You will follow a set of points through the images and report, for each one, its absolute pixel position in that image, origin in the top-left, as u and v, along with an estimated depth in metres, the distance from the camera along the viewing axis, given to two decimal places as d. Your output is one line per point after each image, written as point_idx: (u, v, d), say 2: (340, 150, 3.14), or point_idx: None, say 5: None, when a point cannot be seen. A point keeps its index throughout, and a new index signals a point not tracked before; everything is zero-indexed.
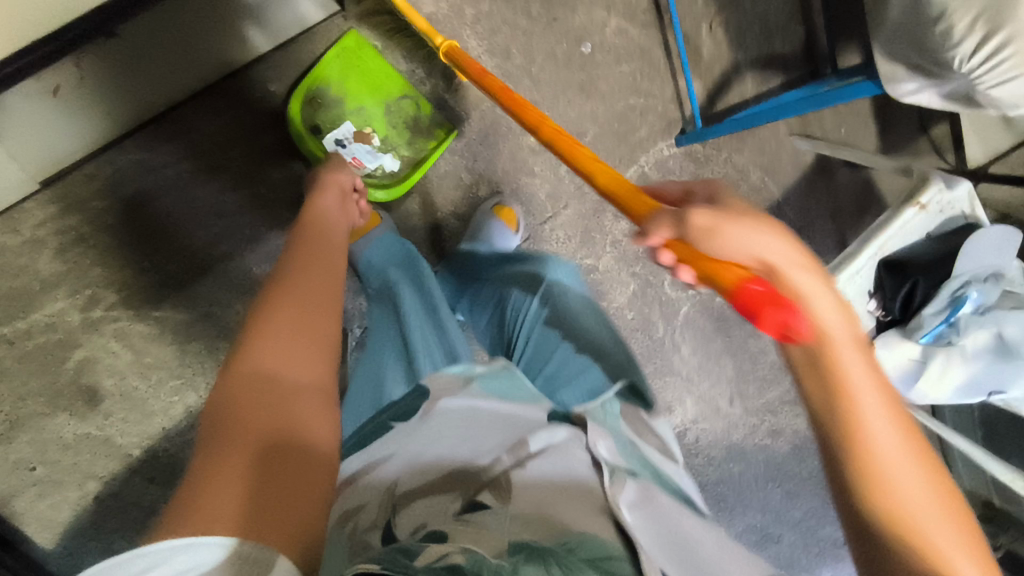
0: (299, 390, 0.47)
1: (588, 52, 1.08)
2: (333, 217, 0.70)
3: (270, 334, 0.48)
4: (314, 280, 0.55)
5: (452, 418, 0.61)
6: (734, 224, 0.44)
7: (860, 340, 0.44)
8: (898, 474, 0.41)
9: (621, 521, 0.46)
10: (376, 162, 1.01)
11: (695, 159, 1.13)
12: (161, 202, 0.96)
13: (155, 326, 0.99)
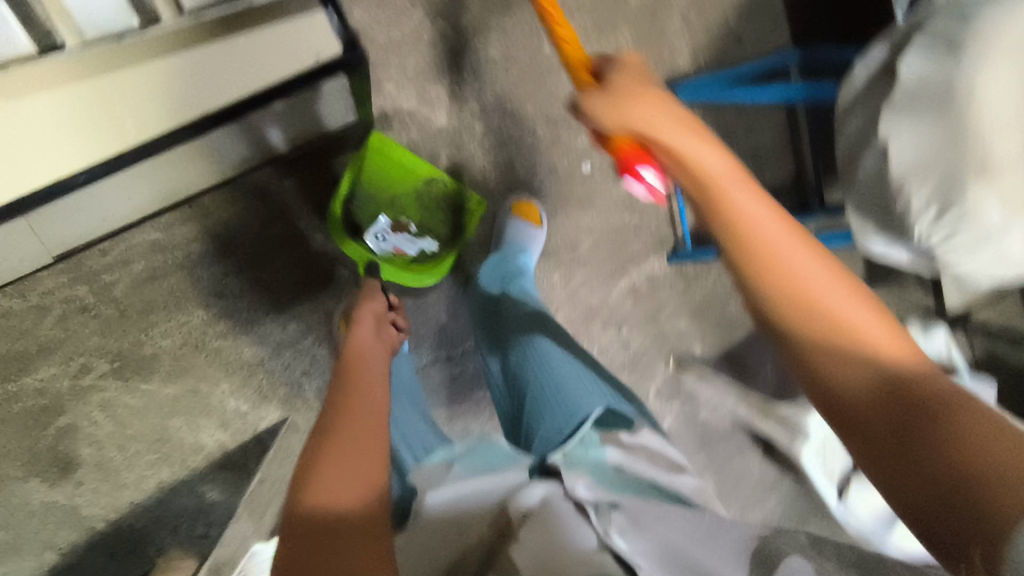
0: (351, 497, 0.50)
1: (587, 171, 1.14)
2: (371, 348, 0.75)
3: (327, 455, 0.52)
4: (350, 409, 0.58)
5: (441, 514, 0.57)
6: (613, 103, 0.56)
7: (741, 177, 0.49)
8: (801, 274, 0.45)
9: (619, 554, 0.50)
10: (416, 246, 1.03)
11: (685, 276, 1.20)
12: (167, 280, 1.00)
13: (141, 399, 1.00)
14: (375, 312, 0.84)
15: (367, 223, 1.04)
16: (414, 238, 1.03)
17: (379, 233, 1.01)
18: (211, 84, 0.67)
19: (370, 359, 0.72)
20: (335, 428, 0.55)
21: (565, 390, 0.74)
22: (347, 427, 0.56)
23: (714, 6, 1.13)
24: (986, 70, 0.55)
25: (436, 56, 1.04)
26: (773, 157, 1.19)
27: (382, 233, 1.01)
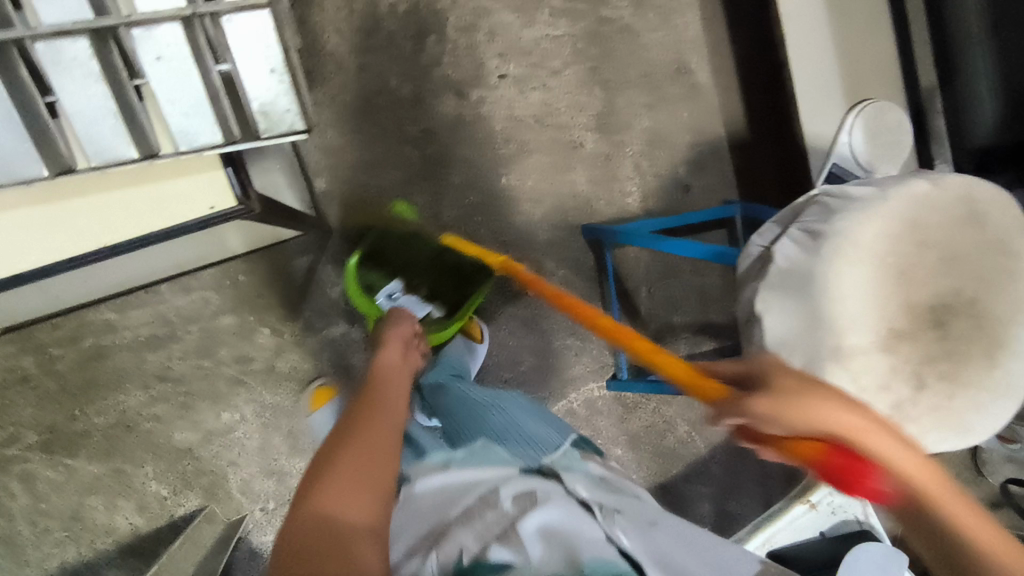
0: (358, 529, 0.45)
1: (534, 293, 1.19)
2: (395, 369, 0.71)
3: (332, 485, 0.48)
4: (352, 449, 0.51)
5: (431, 495, 0.61)
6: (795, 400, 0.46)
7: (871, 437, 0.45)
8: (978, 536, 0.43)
9: (626, 552, 0.54)
10: (425, 310, 1.03)
11: (624, 403, 1.22)
12: (111, 359, 1.03)
13: (62, 474, 1.02)
14: (405, 337, 0.83)
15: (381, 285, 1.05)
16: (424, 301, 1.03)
17: (391, 293, 1.02)
18: (210, 247, 0.95)
19: (402, 390, 0.67)
20: (332, 470, 0.49)
21: (535, 426, 0.76)
22: (343, 471, 0.49)
23: (664, 156, 1.23)
24: (836, 267, 0.59)
25: (400, 177, 1.12)
26: (716, 297, 1.24)
27: (396, 293, 1.02)
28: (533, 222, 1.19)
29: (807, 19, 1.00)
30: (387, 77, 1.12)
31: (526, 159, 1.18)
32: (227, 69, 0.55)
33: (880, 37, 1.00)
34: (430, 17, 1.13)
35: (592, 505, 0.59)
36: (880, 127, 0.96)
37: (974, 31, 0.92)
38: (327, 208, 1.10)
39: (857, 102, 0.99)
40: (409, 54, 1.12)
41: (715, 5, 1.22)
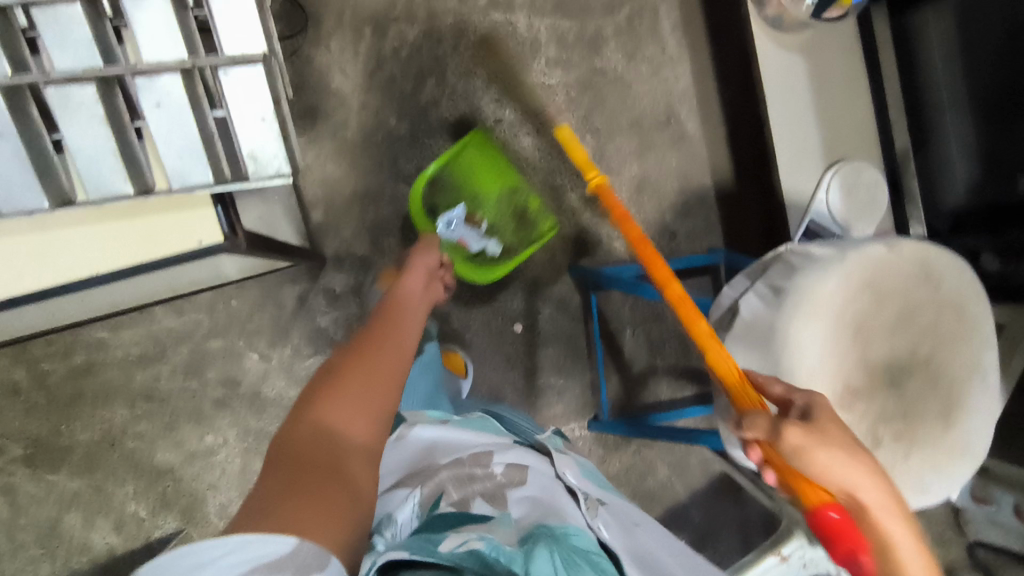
0: (353, 442, 0.50)
1: (519, 331, 1.22)
2: (412, 297, 0.78)
3: (341, 393, 0.53)
4: (362, 367, 0.56)
5: (424, 447, 0.71)
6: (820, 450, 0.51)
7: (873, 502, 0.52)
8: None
9: (607, 545, 0.57)
10: (481, 244, 1.11)
11: (604, 443, 1.23)
12: (100, 376, 1.05)
13: (43, 488, 1.03)
14: (429, 268, 0.89)
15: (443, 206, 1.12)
16: (482, 236, 1.12)
17: (452, 217, 1.09)
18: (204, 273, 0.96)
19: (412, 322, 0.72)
20: (342, 380, 0.54)
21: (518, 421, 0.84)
22: (351, 383, 0.54)
23: (651, 203, 1.27)
24: (796, 321, 0.62)
25: (394, 211, 1.15)
26: None
27: (453, 221, 1.09)
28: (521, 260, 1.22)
29: (791, 80, 1.04)
30: (387, 115, 1.16)
31: None
32: (223, 114, 0.55)
33: (856, 101, 1.05)
34: (430, 62, 1.18)
35: (576, 493, 0.64)
36: (852, 185, 1.01)
37: (943, 97, 0.97)
38: (321, 238, 1.13)
39: (831, 163, 1.04)
40: (408, 94, 1.17)
41: (704, 61, 1.28)
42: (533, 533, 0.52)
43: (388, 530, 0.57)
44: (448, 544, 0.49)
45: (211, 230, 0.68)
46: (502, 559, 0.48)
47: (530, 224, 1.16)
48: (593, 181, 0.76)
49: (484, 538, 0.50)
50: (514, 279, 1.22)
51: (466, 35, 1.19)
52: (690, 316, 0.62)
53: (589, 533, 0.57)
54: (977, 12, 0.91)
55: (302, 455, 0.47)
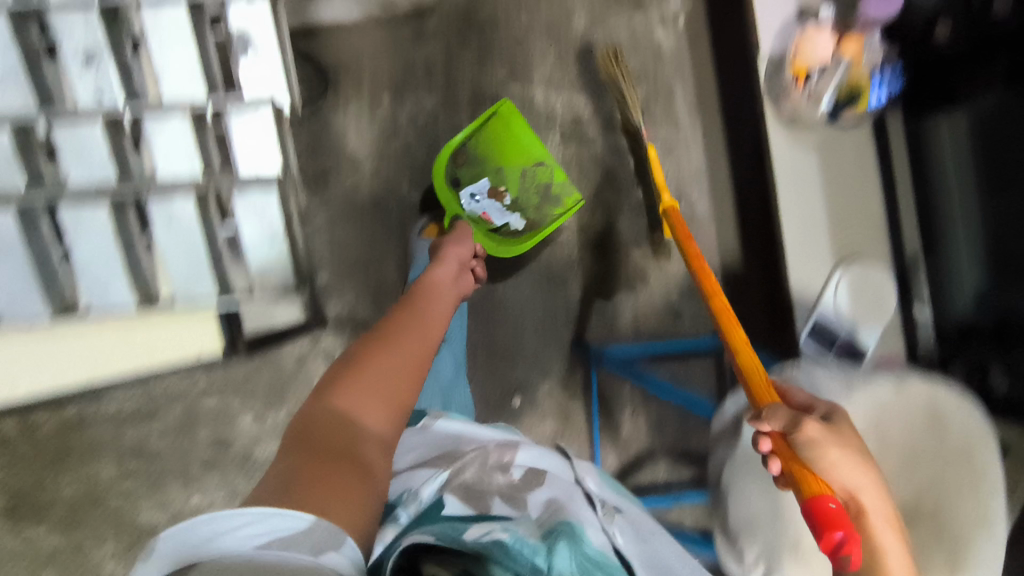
0: (365, 434, 0.62)
1: (518, 404, 1.21)
2: (441, 285, 0.86)
3: (356, 387, 0.65)
4: (379, 364, 0.68)
5: (444, 437, 0.77)
6: (838, 449, 0.59)
7: (876, 508, 0.60)
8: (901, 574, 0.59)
9: (620, 550, 0.57)
10: (503, 219, 1.15)
11: None
12: (90, 431, 1.04)
13: (22, 542, 1.01)
14: (461, 260, 0.93)
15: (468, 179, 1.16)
16: (505, 211, 1.15)
17: (474, 194, 1.15)
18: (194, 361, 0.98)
19: (440, 315, 0.81)
20: (359, 376, 0.66)
21: None
22: (364, 378, 0.66)
23: (658, 282, 1.27)
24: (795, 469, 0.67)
25: (400, 277, 1.15)
26: (699, 425, 1.24)
27: (478, 197, 1.14)
28: (523, 331, 1.21)
29: (803, 178, 1.05)
30: (399, 181, 1.16)
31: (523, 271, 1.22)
32: None
33: (868, 202, 1.05)
34: (446, 129, 1.18)
35: (593, 499, 0.66)
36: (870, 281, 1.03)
37: (954, 206, 0.96)
38: (325, 300, 1.13)
39: (839, 260, 1.05)
40: (422, 161, 1.17)
41: (719, 143, 1.28)
42: (555, 530, 0.51)
43: (407, 508, 0.62)
44: (471, 534, 0.50)
45: (210, 341, 0.82)
46: (525, 551, 0.47)
47: (555, 201, 1.16)
48: (667, 204, 0.98)
49: (508, 530, 0.50)
50: (516, 351, 1.21)
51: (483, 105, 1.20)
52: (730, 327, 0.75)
53: (602, 536, 0.57)
54: (997, 134, 0.89)
55: (321, 442, 0.59)
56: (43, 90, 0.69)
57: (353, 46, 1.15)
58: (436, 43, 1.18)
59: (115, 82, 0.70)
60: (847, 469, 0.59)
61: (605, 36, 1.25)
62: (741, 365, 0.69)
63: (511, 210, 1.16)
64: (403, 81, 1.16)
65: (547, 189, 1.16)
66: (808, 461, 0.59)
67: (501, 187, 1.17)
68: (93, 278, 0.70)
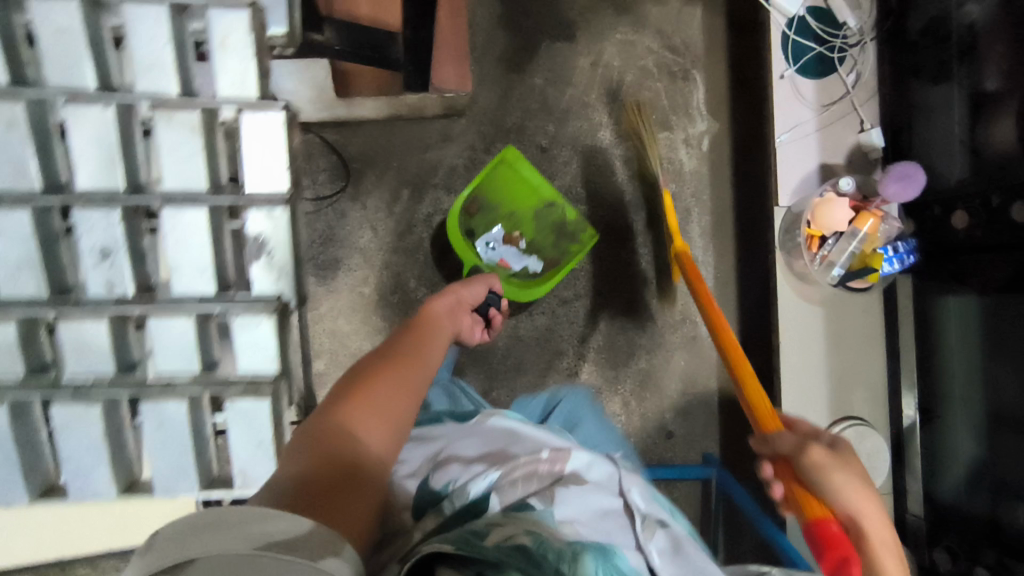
0: (369, 450, 0.61)
1: None
2: (439, 315, 0.88)
3: (363, 406, 0.64)
4: (384, 384, 0.67)
5: (494, 431, 0.87)
6: (840, 469, 0.64)
7: (876, 528, 0.63)
8: None
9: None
10: (521, 263, 1.21)
11: None
12: None
13: None
14: (459, 298, 0.95)
15: (484, 228, 1.23)
16: (521, 255, 1.21)
17: (490, 242, 1.21)
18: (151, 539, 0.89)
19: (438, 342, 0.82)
20: (364, 393, 0.65)
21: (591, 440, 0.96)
22: (371, 393, 0.65)
23: (653, 400, 1.26)
24: None
25: None
26: None
27: (493, 243, 1.21)
28: None
29: (804, 334, 1.05)
30: (407, 278, 1.16)
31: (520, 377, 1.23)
32: None
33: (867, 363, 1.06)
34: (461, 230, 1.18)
35: (634, 513, 0.74)
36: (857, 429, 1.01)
37: (956, 392, 0.95)
38: (318, 389, 1.12)
39: (839, 419, 1.04)
40: (432, 259, 1.17)
41: (730, 270, 1.29)
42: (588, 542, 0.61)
43: (454, 499, 0.68)
44: (493, 540, 0.54)
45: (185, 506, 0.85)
46: (551, 556, 0.54)
47: (570, 238, 1.21)
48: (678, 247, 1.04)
49: (532, 534, 0.57)
50: None
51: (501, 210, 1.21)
52: (743, 373, 0.81)
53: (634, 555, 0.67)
54: (1006, 329, 0.87)
55: (325, 457, 0.57)
56: (59, 280, 0.63)
57: (378, 143, 1.16)
58: (461, 144, 1.19)
59: (128, 275, 0.62)
60: (850, 487, 0.64)
61: (628, 152, 1.26)
62: (748, 399, 0.78)
63: (527, 252, 1.23)
64: (424, 180, 1.17)
65: (561, 228, 1.21)
66: (805, 483, 0.66)
67: (515, 231, 1.24)
68: (70, 466, 0.64)
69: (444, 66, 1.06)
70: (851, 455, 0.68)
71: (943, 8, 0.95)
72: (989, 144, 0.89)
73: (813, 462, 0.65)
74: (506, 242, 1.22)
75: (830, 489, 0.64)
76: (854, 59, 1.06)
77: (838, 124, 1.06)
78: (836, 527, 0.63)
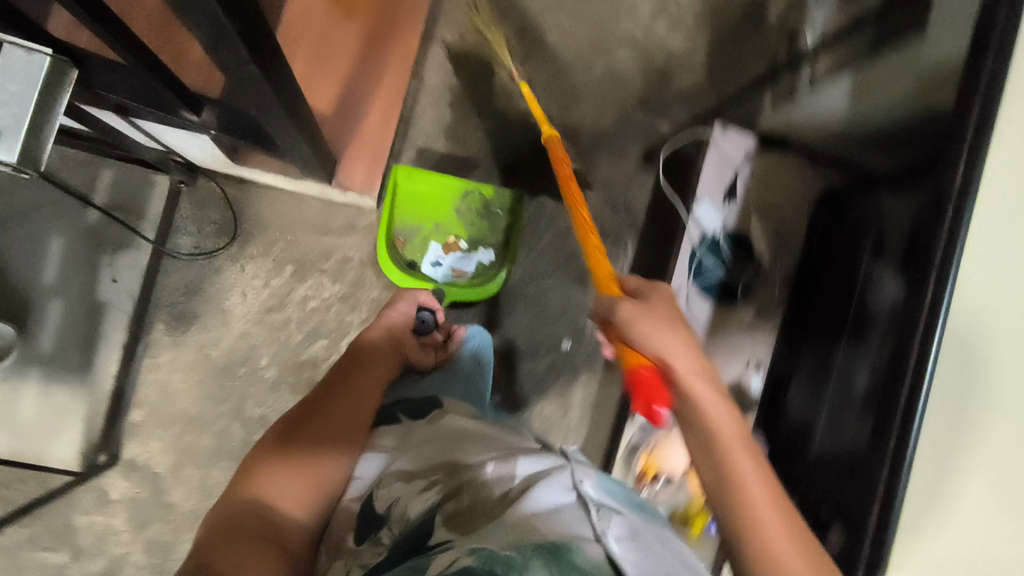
0: (286, 514, 0.66)
1: None
2: (380, 349, 0.88)
3: (273, 473, 0.69)
4: (298, 442, 0.72)
5: (443, 431, 0.74)
6: (639, 319, 0.69)
7: (692, 368, 0.67)
8: (731, 449, 0.63)
9: (614, 560, 0.50)
10: (471, 262, 1.16)
11: None
12: None
13: None
14: (392, 331, 0.91)
15: (417, 253, 1.15)
16: (467, 254, 1.17)
17: (435, 260, 1.15)
18: None
19: (375, 378, 0.83)
20: (279, 454, 0.71)
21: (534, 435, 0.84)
22: (287, 457, 0.70)
23: None
24: None
25: (215, 447, 1.08)
26: None
27: (439, 261, 1.15)
28: None
29: None
30: (259, 354, 1.11)
31: None
32: None
33: None
34: (332, 324, 1.13)
35: (587, 502, 0.58)
36: None
37: None
38: (124, 440, 1.06)
39: None
40: (293, 344, 1.12)
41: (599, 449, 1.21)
42: (544, 543, 0.50)
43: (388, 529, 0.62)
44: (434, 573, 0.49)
45: None
46: (498, 569, 0.47)
47: (503, 213, 1.18)
48: (546, 132, 0.96)
49: (477, 551, 0.50)
50: None
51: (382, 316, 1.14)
52: (596, 260, 0.80)
53: (586, 541, 0.52)
54: None
55: (238, 523, 0.63)
56: None
57: (278, 211, 1.12)
58: (363, 238, 1.14)
59: None
60: (659, 339, 0.68)
61: (532, 298, 1.21)
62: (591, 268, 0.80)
63: (471, 248, 1.17)
64: (311, 262, 1.13)
65: (487, 208, 1.17)
66: (625, 337, 0.70)
67: (450, 238, 1.16)
68: None
69: (356, 165, 1.06)
70: (663, 310, 0.71)
71: (850, 283, 0.90)
72: (830, 444, 0.81)
73: (623, 318, 0.70)
74: (449, 250, 1.16)
75: (636, 340, 0.69)
76: (759, 292, 1.02)
77: (728, 348, 1.01)
78: (650, 369, 0.68)
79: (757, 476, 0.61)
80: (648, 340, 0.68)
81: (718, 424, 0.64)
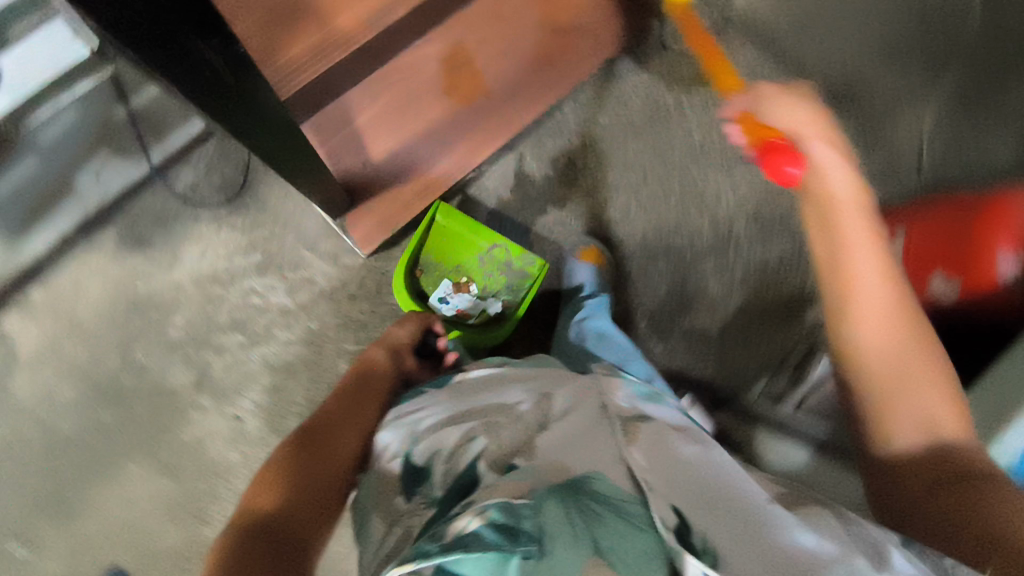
0: (290, 519, 0.63)
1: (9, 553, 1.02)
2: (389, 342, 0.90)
3: (271, 488, 0.67)
4: (293, 459, 0.69)
5: (474, 382, 0.74)
6: (781, 103, 0.82)
7: (841, 155, 0.77)
8: (858, 253, 0.70)
9: (636, 480, 0.53)
10: (478, 308, 1.09)
11: None
12: None
13: None
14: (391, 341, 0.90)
15: (429, 289, 1.11)
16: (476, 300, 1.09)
17: (444, 296, 1.10)
18: None
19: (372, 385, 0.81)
20: (275, 474, 0.68)
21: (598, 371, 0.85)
22: (281, 475, 0.68)
23: None
24: None
25: (79, 365, 1.06)
26: None
27: (448, 297, 1.09)
28: (85, 517, 1.03)
29: None
30: (177, 309, 1.08)
31: (153, 483, 1.05)
32: None
33: None
34: (258, 328, 1.09)
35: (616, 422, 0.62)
36: None
37: None
38: (12, 309, 1.07)
39: None
40: (212, 321, 1.08)
41: None
42: (551, 490, 0.51)
43: (433, 477, 0.61)
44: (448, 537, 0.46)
45: None
46: (513, 523, 0.47)
47: (523, 274, 1.10)
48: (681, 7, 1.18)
49: (485, 507, 0.48)
50: (61, 524, 1.03)
51: (305, 349, 1.09)
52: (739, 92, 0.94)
53: (613, 470, 0.55)
54: None
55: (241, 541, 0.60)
56: None
57: (281, 205, 1.11)
58: (337, 272, 1.11)
59: None
60: (803, 129, 0.79)
61: None
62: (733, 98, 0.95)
63: (482, 296, 1.10)
64: (278, 263, 1.10)
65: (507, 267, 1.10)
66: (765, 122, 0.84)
67: (463, 280, 1.11)
68: None
69: (367, 218, 1.07)
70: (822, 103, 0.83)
71: None
72: None
73: (770, 101, 0.83)
74: (459, 291, 1.10)
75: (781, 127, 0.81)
76: None
77: None
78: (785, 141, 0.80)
79: (876, 272, 0.68)
80: (793, 125, 0.80)
81: (847, 200, 0.73)
